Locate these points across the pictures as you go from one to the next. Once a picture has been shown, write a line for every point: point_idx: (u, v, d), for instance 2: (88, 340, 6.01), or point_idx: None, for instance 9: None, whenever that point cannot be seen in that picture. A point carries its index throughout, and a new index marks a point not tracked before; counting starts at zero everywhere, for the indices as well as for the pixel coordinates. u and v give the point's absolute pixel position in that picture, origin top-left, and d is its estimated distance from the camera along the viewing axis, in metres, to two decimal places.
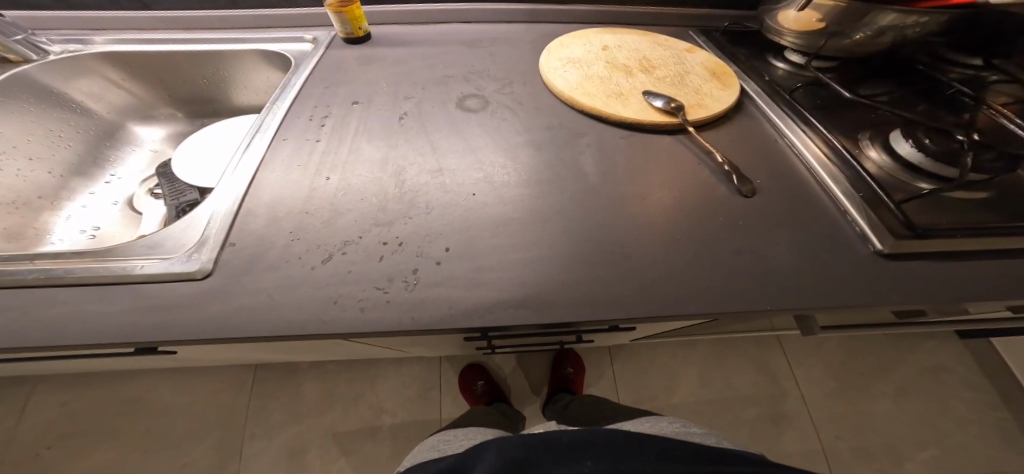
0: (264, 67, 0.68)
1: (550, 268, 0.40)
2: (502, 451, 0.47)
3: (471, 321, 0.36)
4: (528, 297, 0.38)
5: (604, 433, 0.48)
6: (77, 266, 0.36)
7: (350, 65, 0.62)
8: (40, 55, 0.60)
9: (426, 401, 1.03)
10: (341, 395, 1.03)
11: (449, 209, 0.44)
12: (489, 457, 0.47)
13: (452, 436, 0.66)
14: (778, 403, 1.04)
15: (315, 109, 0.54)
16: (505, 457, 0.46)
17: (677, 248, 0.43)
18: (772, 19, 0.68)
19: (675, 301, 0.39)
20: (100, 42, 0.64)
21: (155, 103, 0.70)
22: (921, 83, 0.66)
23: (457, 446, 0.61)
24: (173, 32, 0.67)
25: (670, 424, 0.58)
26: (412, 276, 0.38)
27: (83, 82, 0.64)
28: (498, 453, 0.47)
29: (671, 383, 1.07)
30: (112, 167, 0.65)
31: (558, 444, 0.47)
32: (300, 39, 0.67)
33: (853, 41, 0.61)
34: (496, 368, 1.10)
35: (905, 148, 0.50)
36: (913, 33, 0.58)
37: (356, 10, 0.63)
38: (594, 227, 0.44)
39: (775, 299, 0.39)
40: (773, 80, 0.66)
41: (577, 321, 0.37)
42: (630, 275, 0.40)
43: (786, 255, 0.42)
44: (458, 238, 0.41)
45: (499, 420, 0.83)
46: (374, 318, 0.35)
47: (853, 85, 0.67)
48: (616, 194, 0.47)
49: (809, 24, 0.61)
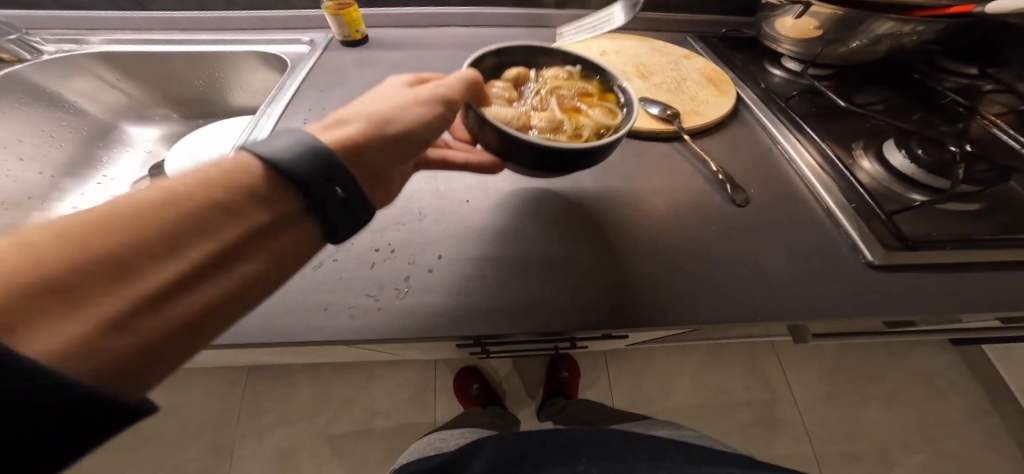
0: (261, 69, 0.67)
1: (543, 276, 0.40)
2: (499, 449, 0.47)
3: (463, 329, 0.36)
4: (519, 305, 0.38)
5: (598, 434, 0.48)
6: None
7: (348, 68, 0.62)
8: (33, 54, 0.60)
9: (421, 404, 1.03)
10: (335, 398, 1.02)
11: (441, 216, 0.44)
12: (485, 456, 0.47)
13: (449, 433, 0.66)
14: (771, 408, 1.05)
15: (310, 112, 0.54)
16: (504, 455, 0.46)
17: (669, 255, 0.43)
18: (769, 25, 0.68)
19: (666, 310, 0.39)
20: (95, 42, 0.64)
21: (150, 104, 0.70)
22: (917, 90, 0.67)
23: (453, 444, 0.61)
24: (169, 33, 0.67)
25: (662, 426, 0.58)
26: (403, 283, 0.38)
27: (77, 82, 0.63)
28: (494, 451, 0.47)
29: (666, 388, 1.07)
30: (104, 169, 0.64)
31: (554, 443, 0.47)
32: (297, 41, 0.67)
33: (848, 48, 0.62)
34: (492, 372, 1.09)
35: (899, 159, 0.51)
36: (909, 40, 0.58)
37: (354, 14, 0.63)
38: (588, 234, 0.44)
39: (765, 307, 0.39)
40: (769, 87, 0.66)
41: (569, 328, 0.37)
42: (622, 280, 0.40)
43: (777, 265, 0.43)
44: (450, 245, 0.41)
45: (493, 420, 0.84)
46: (365, 326, 0.35)
47: (849, 93, 0.67)
48: (610, 202, 0.47)
49: (807, 32, 0.61)
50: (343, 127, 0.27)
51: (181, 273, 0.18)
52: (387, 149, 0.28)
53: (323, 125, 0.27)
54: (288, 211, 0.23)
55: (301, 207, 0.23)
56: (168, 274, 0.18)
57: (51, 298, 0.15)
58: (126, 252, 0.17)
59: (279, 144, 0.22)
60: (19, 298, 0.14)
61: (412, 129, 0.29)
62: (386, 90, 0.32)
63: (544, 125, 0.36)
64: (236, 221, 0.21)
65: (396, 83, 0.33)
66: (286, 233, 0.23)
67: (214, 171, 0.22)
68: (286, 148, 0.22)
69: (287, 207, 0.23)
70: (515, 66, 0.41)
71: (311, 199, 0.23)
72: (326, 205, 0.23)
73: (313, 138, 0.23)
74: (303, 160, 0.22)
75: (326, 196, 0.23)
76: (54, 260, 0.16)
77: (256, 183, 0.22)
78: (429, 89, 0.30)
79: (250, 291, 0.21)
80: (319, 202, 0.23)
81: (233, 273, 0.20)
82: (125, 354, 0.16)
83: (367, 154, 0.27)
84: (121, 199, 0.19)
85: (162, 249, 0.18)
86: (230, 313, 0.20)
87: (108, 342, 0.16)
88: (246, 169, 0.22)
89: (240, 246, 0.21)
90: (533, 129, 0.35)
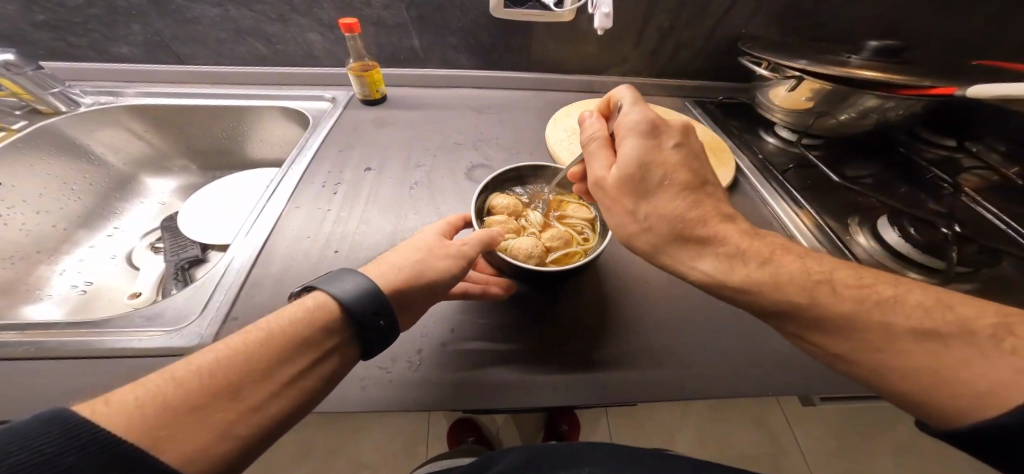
0: (283, 123, 0.71)
1: (550, 350, 0.40)
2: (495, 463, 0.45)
3: (475, 403, 0.36)
4: (532, 380, 0.38)
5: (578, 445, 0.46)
6: (71, 338, 0.35)
7: (366, 127, 0.65)
8: (70, 107, 0.62)
9: (412, 458, 0.97)
10: (320, 449, 0.95)
11: (447, 302, 0.43)
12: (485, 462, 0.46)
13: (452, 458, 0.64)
14: (780, 468, 1.00)
15: (329, 174, 0.55)
16: (503, 466, 0.44)
17: (677, 329, 0.43)
18: (763, 95, 0.74)
19: (678, 387, 0.39)
20: (130, 94, 0.67)
21: (171, 155, 0.72)
22: (902, 162, 0.71)
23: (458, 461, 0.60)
24: (201, 87, 0.71)
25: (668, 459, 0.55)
26: (415, 356, 0.38)
27: (106, 134, 0.66)
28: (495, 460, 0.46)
29: (669, 443, 1.02)
30: (117, 219, 0.65)
31: (551, 453, 0.45)
32: (319, 97, 0.71)
33: (838, 120, 0.67)
34: (486, 424, 1.04)
35: (893, 237, 0.53)
36: (896, 115, 0.63)
37: (376, 76, 0.67)
38: (597, 303, 0.45)
39: (775, 386, 0.39)
40: (766, 157, 0.71)
41: (579, 403, 0.37)
42: (631, 351, 0.41)
43: (785, 340, 0.43)
44: (462, 317, 0.42)
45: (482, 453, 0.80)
46: (377, 398, 0.35)
47: (840, 164, 0.71)
48: (620, 273, 0.49)
49: (798, 104, 0.67)
50: (394, 273, 0.33)
51: (264, 395, 0.25)
52: (427, 287, 0.34)
53: (377, 269, 0.34)
54: (341, 340, 0.29)
55: (352, 335, 0.30)
56: (256, 395, 0.25)
57: (186, 420, 0.22)
58: (233, 382, 0.25)
59: (347, 286, 0.30)
60: (182, 413, 0.22)
61: (445, 271, 0.34)
62: (421, 240, 0.37)
63: (559, 246, 0.42)
64: (306, 351, 0.28)
65: (426, 233, 0.38)
66: (336, 357, 0.29)
67: (300, 309, 0.29)
68: (347, 291, 0.30)
69: (342, 336, 0.29)
70: (497, 199, 0.43)
71: (359, 329, 0.30)
72: (373, 334, 0.30)
73: (371, 283, 0.31)
74: (361, 301, 0.30)
75: (372, 327, 0.30)
76: (191, 392, 0.23)
77: (326, 319, 0.29)
78: (456, 247, 0.36)
79: (305, 406, 0.27)
80: (363, 332, 0.30)
81: (297, 393, 0.27)
82: (220, 461, 0.23)
83: (410, 295, 0.33)
84: (239, 337, 0.27)
85: (256, 377, 0.25)
86: (289, 423, 0.27)
87: (215, 451, 0.23)
88: (323, 308, 0.30)
89: (305, 370, 0.27)
90: (553, 255, 0.41)
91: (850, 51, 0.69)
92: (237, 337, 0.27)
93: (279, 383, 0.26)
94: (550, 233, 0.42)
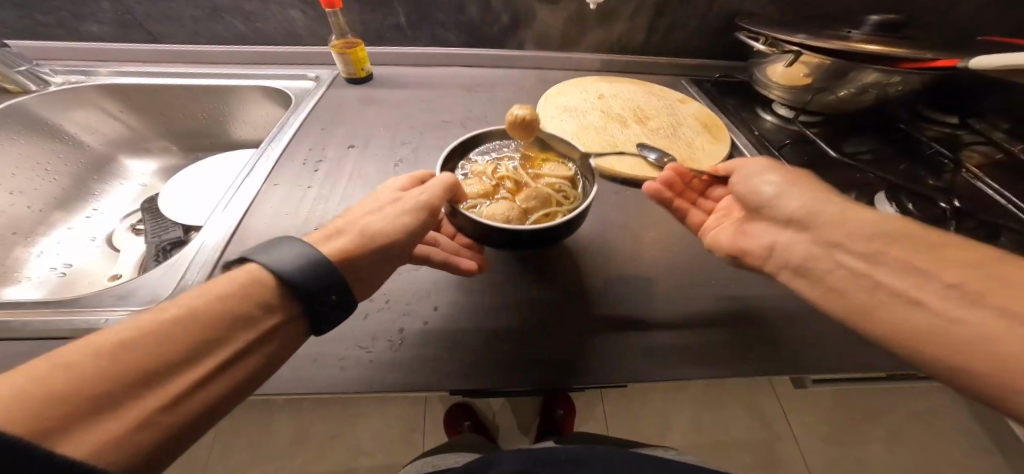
0: (265, 104, 0.69)
1: (535, 329, 0.39)
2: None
3: (458, 383, 0.35)
4: (516, 360, 0.37)
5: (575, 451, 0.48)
6: (38, 318, 0.34)
7: (351, 106, 0.63)
8: (40, 86, 0.61)
9: (408, 441, 0.97)
10: (317, 435, 0.95)
11: (431, 281, 0.42)
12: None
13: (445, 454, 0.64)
14: (774, 448, 1.00)
15: (310, 152, 0.54)
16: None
17: (666, 304, 0.43)
18: (760, 72, 0.72)
19: (667, 364, 0.38)
20: (103, 74, 0.65)
21: (150, 136, 0.71)
22: (903, 139, 0.70)
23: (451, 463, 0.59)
24: (178, 65, 0.68)
25: (663, 451, 0.54)
26: (398, 336, 0.37)
27: (80, 114, 0.64)
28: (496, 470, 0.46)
29: (665, 425, 1.01)
30: (96, 201, 0.64)
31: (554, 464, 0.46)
32: (302, 76, 0.69)
33: (837, 96, 0.64)
34: (484, 408, 1.04)
35: (890, 212, 0.52)
36: (895, 90, 0.61)
37: (359, 53, 0.65)
38: (585, 282, 0.44)
39: (769, 364, 0.38)
40: (762, 134, 0.69)
41: (565, 383, 0.36)
42: (618, 329, 0.40)
43: (777, 318, 0.42)
44: (447, 295, 0.41)
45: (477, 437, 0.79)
46: (356, 378, 0.34)
47: (839, 140, 0.70)
48: (610, 252, 0.47)
49: (796, 79, 0.65)
50: (341, 238, 0.31)
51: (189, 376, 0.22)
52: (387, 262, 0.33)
53: (324, 236, 0.31)
54: (281, 315, 0.26)
55: (296, 311, 0.27)
56: (180, 376, 0.21)
57: (74, 406, 0.18)
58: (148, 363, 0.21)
59: (285, 256, 0.27)
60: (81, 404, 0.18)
61: (398, 245, 0.33)
62: (381, 195, 0.36)
63: (538, 206, 0.40)
64: (240, 328, 0.24)
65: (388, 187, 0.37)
66: (276, 335, 0.26)
67: (228, 282, 0.26)
68: (288, 260, 0.27)
69: (284, 311, 0.26)
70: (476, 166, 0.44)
71: (304, 306, 0.27)
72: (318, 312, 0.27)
73: (317, 253, 0.27)
74: (303, 274, 0.26)
75: (317, 305, 0.27)
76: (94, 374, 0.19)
77: (260, 293, 0.26)
78: (411, 200, 0.34)
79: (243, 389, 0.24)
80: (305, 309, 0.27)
81: (233, 376, 0.23)
82: (115, 465, 0.19)
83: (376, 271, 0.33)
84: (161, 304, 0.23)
85: (181, 357, 0.22)
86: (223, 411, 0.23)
87: (131, 445, 0.19)
88: (256, 280, 0.26)
89: (240, 349, 0.24)
90: (533, 216, 0.40)
91: (850, 25, 0.66)
92: (147, 315, 0.23)
93: (210, 363, 0.23)
94: (526, 195, 0.41)
